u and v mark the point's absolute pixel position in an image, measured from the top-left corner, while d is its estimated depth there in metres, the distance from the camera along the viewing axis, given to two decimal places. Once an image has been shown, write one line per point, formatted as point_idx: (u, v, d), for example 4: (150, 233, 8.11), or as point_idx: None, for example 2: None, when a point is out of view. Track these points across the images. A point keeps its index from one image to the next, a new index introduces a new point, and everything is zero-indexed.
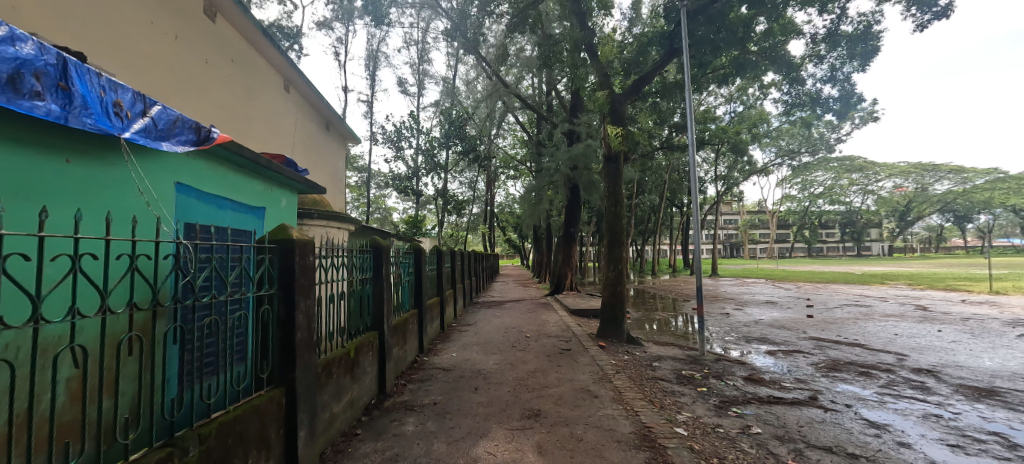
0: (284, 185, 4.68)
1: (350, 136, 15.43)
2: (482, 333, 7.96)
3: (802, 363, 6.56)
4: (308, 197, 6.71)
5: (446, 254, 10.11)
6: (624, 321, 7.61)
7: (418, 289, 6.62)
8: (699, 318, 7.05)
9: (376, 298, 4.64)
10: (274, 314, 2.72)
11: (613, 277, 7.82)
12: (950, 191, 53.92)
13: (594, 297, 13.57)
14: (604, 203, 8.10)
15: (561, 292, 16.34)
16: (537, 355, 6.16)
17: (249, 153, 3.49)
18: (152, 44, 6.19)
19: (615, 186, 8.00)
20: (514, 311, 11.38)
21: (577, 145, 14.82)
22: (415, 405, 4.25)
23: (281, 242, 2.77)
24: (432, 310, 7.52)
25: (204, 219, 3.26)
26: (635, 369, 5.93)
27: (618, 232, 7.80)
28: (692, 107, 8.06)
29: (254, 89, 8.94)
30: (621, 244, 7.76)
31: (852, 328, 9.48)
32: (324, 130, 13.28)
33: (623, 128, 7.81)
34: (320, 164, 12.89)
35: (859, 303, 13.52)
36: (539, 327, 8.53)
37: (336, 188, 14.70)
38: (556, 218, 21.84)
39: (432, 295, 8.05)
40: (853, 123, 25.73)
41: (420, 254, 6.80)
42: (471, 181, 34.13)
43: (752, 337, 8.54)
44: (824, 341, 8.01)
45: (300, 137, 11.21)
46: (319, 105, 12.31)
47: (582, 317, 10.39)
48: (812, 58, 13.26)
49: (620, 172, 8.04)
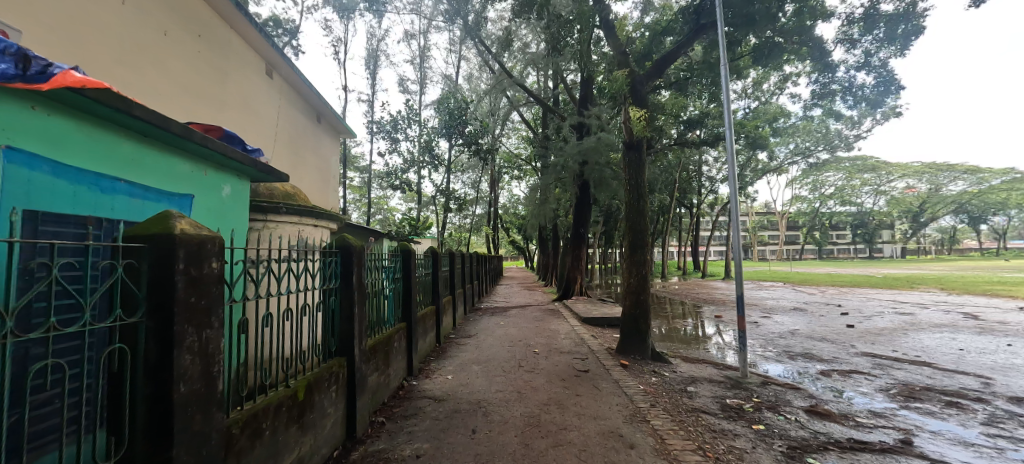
0: (225, 167, 3.61)
1: (344, 131, 14.56)
2: (484, 348, 6.88)
3: (868, 388, 5.45)
4: (278, 190, 5.66)
5: (445, 257, 9.02)
6: (649, 335, 6.51)
7: (408, 299, 5.50)
8: (741, 333, 5.93)
9: (343, 312, 3.57)
10: (138, 359, 1.68)
11: (636, 284, 6.71)
12: (966, 192, 52.50)
13: (606, 303, 12.49)
14: (624, 198, 7.03)
15: (569, 297, 15.27)
16: (549, 380, 5.07)
17: (148, 114, 2.45)
18: (88, 4, 5.23)
19: (637, 178, 6.92)
20: (520, 319, 10.29)
21: (587, 138, 13.75)
22: (392, 459, 3.17)
23: (152, 240, 1.72)
24: (426, 322, 6.47)
25: (69, 206, 2.22)
26: (670, 398, 4.85)
27: (643, 231, 6.69)
28: (727, 89, 6.98)
29: (227, 71, 7.99)
30: (645, 245, 6.66)
31: (905, 340, 8.32)
32: (314, 123, 12.32)
33: (647, 111, 6.73)
34: (309, 161, 12.01)
35: (897, 310, 12.33)
36: (549, 340, 7.44)
37: (329, 186, 13.83)
38: (562, 218, 20.77)
39: (426, 304, 6.99)
40: (874, 117, 24.45)
41: (411, 257, 5.66)
42: (474, 181, 33.14)
43: (795, 353, 7.39)
44: (881, 358, 6.88)
45: (287, 129, 10.33)
46: (308, 96, 11.38)
47: (596, 327, 9.31)
48: (844, 41, 12.13)
49: (643, 164, 6.96)
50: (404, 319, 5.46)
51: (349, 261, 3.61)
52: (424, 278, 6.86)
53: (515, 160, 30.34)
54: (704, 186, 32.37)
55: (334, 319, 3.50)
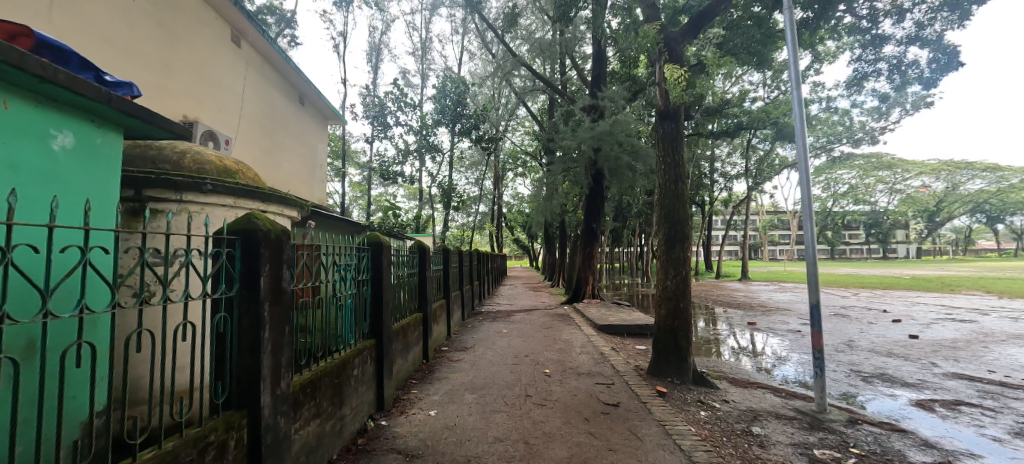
0: (62, 104, 2.20)
1: (333, 115, 13.21)
2: (481, 367, 5.52)
3: (999, 433, 4.02)
4: (211, 165, 4.29)
5: (437, 255, 7.58)
6: (690, 353, 5.12)
7: (378, 308, 4.10)
8: (817, 354, 4.53)
9: (248, 339, 2.17)
10: None
11: (673, 289, 5.25)
12: (984, 190, 50.60)
13: (623, 308, 11.10)
14: (656, 180, 5.59)
15: (579, 300, 13.92)
16: (567, 421, 3.70)
17: None
18: None
19: (674, 152, 5.48)
20: (526, 326, 8.95)
21: (601, 121, 12.50)
22: None
23: None
24: (408, 335, 5.09)
25: None
26: (737, 452, 3.44)
27: (682, 221, 5.26)
28: (790, 41, 5.49)
29: (175, 30, 6.68)
30: (685, 238, 5.23)
31: (993, 356, 6.84)
32: (297, 106, 11.07)
33: (686, 69, 5.29)
34: (291, 146, 10.70)
35: (955, 317, 10.80)
36: (561, 355, 6.05)
37: (315, 176, 12.53)
38: (571, 214, 19.35)
39: (411, 312, 5.61)
40: (903, 108, 22.80)
41: (381, 253, 4.19)
42: (478, 178, 31.81)
43: (867, 374, 5.95)
44: (984, 383, 5.45)
45: (260, 109, 9.07)
46: (286, 71, 10.00)
47: (615, 337, 7.95)
48: (891, 11, 10.63)
49: (682, 138, 5.51)
50: (371, 334, 4.07)
51: (257, 257, 2.20)
52: (406, 280, 5.44)
53: (520, 155, 28.98)
54: (717, 182, 30.82)
55: (225, 350, 2.12)
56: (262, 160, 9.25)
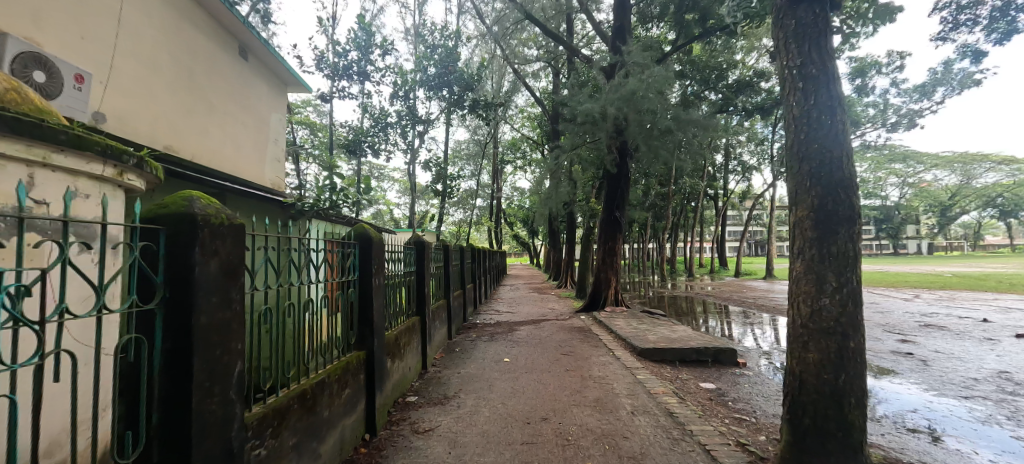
0: None
1: (292, 81, 10.63)
2: (465, 456, 2.99)
3: None
4: None
5: (406, 250, 5.11)
6: (864, 434, 2.66)
7: (180, 393, 1.53)
8: None
9: None
10: None
11: (833, 310, 2.69)
12: (1000, 184, 48.13)
13: (658, 318, 8.69)
14: (783, 112, 3.10)
15: (596, 307, 11.47)
16: None
17: None
18: None
19: (825, 54, 2.92)
20: (538, 348, 6.51)
21: (627, 80, 9.95)
22: None
23: None
24: (319, 406, 2.61)
25: None
26: None
27: (849, 181, 2.74)
28: None
29: None
30: (855, 215, 2.72)
31: None
32: (235, 58, 8.44)
33: None
34: (225, 109, 8.14)
35: None
36: (605, 417, 3.61)
37: (267, 154, 9.96)
38: (579, 207, 16.89)
39: (342, 354, 3.14)
40: (948, 86, 20.36)
41: (191, 246, 1.55)
42: (473, 169, 29.17)
43: None
44: None
45: (160, 48, 6.45)
46: (213, 6, 7.40)
47: (666, 370, 5.48)
48: None
49: (831, 31, 2.98)
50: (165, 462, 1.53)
51: None
52: (327, 297, 2.97)
53: (521, 143, 26.44)
54: (733, 171, 28.29)
55: None
56: (170, 119, 6.64)
